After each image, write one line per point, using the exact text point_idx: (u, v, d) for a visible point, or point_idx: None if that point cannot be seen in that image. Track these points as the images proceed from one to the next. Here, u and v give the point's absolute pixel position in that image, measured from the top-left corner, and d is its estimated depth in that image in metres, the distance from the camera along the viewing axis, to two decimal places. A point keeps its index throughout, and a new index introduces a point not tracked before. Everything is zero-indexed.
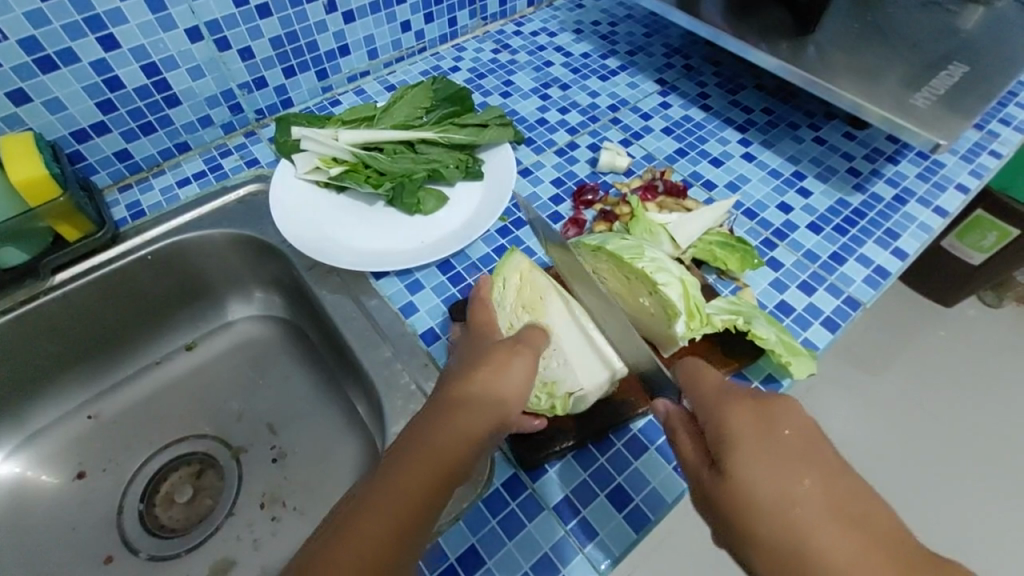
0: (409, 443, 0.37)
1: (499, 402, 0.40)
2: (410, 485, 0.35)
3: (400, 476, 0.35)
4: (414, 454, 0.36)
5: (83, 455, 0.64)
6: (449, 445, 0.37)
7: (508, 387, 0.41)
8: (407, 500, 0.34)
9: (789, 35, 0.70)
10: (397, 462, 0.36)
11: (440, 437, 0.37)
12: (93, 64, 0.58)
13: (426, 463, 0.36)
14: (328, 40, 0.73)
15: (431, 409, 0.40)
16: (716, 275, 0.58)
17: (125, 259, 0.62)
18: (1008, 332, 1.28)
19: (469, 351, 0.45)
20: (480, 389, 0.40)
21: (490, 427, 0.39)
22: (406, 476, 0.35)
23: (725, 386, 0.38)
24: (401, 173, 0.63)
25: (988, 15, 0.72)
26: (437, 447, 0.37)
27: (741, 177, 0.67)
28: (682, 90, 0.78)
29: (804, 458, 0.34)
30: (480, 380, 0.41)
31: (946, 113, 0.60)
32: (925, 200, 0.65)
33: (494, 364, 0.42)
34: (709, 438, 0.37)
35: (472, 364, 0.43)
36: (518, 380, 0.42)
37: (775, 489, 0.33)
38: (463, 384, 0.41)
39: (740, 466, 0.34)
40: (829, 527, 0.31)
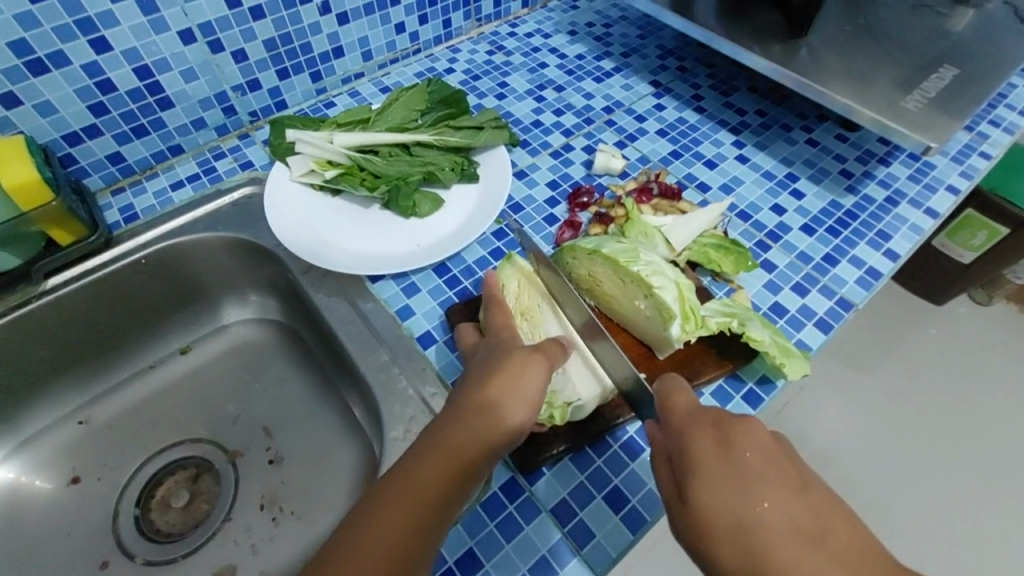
0: (425, 447, 0.39)
1: (517, 407, 0.40)
2: (425, 489, 0.37)
3: (416, 480, 0.37)
4: (431, 455, 0.38)
5: (77, 460, 0.64)
6: (463, 448, 0.38)
7: (527, 392, 0.41)
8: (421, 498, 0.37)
9: (782, 37, 0.70)
10: (413, 464, 0.38)
11: (456, 440, 0.39)
12: (85, 66, 0.58)
13: (439, 469, 0.38)
14: (322, 42, 0.73)
15: (450, 410, 0.41)
16: (711, 277, 0.58)
17: (118, 263, 0.62)
18: (997, 330, 1.29)
19: (488, 356, 0.45)
20: (497, 395, 0.40)
21: (506, 435, 0.39)
22: (421, 481, 0.37)
23: (692, 409, 0.38)
24: (397, 176, 0.63)
25: (978, 17, 0.72)
26: (452, 455, 0.38)
27: (735, 178, 0.68)
28: (676, 91, 0.79)
29: (767, 479, 0.34)
30: (497, 386, 0.41)
31: (937, 115, 0.61)
32: (916, 202, 0.66)
33: (511, 369, 0.42)
34: (676, 462, 0.37)
35: (490, 369, 0.43)
36: (536, 385, 0.42)
37: (737, 514, 0.33)
38: (483, 387, 0.41)
39: (703, 491, 0.34)
40: (789, 548, 0.31)
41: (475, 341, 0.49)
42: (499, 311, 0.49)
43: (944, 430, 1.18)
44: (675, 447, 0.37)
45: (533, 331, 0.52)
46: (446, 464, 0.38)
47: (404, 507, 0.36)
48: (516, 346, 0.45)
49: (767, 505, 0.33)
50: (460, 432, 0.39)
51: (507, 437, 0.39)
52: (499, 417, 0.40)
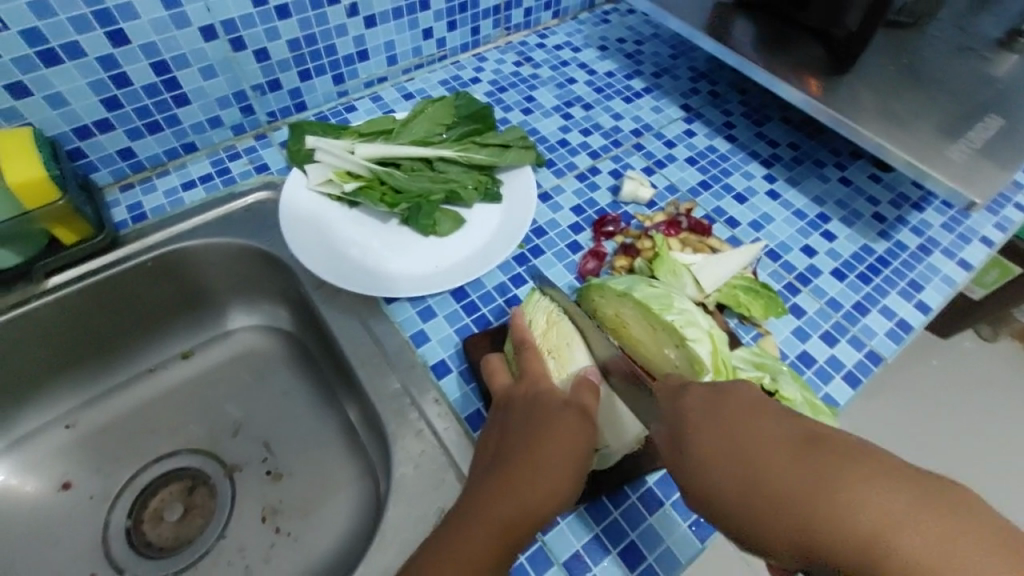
0: (474, 510, 0.37)
1: (569, 470, 0.39)
2: (482, 553, 0.36)
3: (467, 546, 0.36)
4: (481, 525, 0.37)
5: (69, 464, 0.62)
6: (512, 514, 0.37)
7: (577, 453, 0.40)
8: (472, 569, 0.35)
9: (822, 71, 0.68)
10: (461, 532, 0.36)
11: (506, 510, 0.37)
12: (100, 59, 0.55)
13: (495, 531, 0.36)
14: (347, 44, 0.70)
15: (494, 473, 0.39)
16: (737, 320, 0.56)
17: (124, 265, 0.59)
18: (1004, 370, 1.28)
19: (530, 410, 0.43)
20: (548, 461, 0.39)
21: (556, 503, 0.38)
22: (477, 541, 0.36)
23: (723, 402, 0.36)
24: (418, 193, 0.61)
25: (1022, 63, 0.70)
26: (504, 523, 0.37)
27: (765, 216, 0.65)
28: (707, 117, 0.76)
29: (829, 451, 0.30)
30: (546, 449, 0.40)
31: (979, 167, 0.59)
32: (949, 252, 0.64)
33: (564, 430, 0.41)
34: (727, 465, 0.33)
35: (539, 426, 0.42)
36: (584, 449, 0.41)
37: (819, 498, 0.28)
38: (528, 450, 0.40)
39: (769, 484, 0.31)
40: (776, 459, 0.31)
41: (508, 385, 0.47)
42: (535, 355, 0.47)
43: (947, 468, 1.16)
44: (721, 445, 0.34)
45: (560, 369, 0.48)
46: (501, 526, 0.37)
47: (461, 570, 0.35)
48: (561, 404, 0.43)
49: (848, 479, 0.28)
50: (513, 493, 0.38)
51: (561, 502, 0.38)
52: (551, 486, 0.38)
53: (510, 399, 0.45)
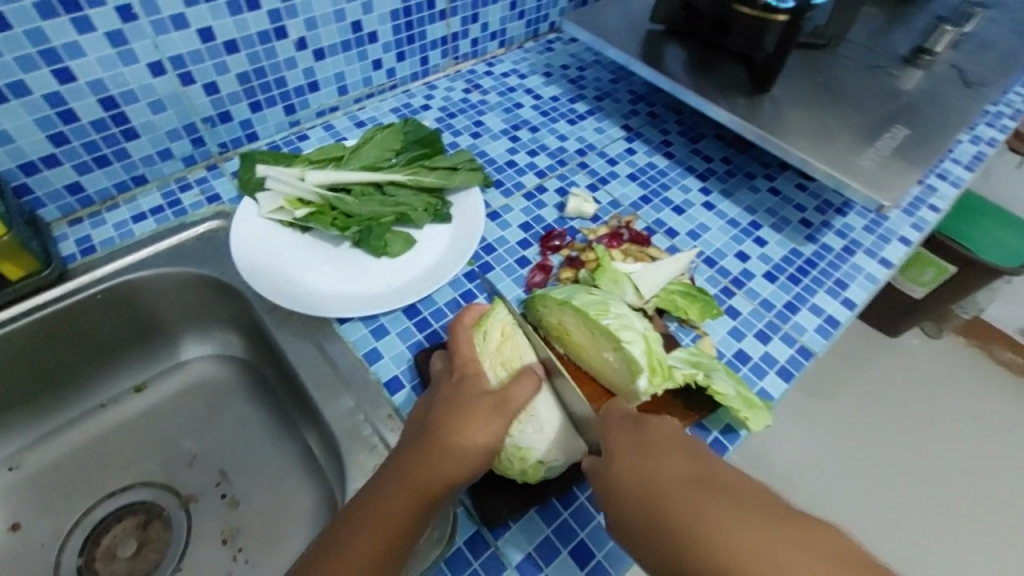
0: (391, 478, 0.41)
1: (478, 449, 0.41)
2: (389, 529, 0.39)
3: (381, 511, 0.40)
4: (395, 492, 0.40)
5: (14, 507, 0.60)
6: (421, 486, 0.40)
7: (485, 437, 0.42)
8: (386, 531, 0.39)
9: (746, 91, 0.74)
10: (378, 498, 0.40)
11: (418, 479, 0.40)
12: (46, 96, 0.56)
13: (401, 505, 0.40)
14: (297, 76, 0.72)
15: (413, 445, 0.42)
16: (677, 324, 0.59)
17: (72, 299, 0.59)
18: (948, 364, 1.35)
19: (451, 394, 0.45)
20: (457, 440, 0.41)
21: (462, 474, 0.41)
22: (386, 519, 0.40)
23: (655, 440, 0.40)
24: (369, 217, 0.63)
25: (926, 78, 0.77)
26: (414, 492, 0.40)
27: (701, 225, 0.70)
28: (646, 136, 0.81)
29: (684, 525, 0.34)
30: (458, 429, 0.42)
31: (887, 174, 0.64)
32: (870, 252, 0.69)
33: (477, 411, 0.43)
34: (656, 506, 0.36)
35: (454, 410, 0.43)
36: (495, 431, 0.42)
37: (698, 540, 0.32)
38: (440, 428, 0.42)
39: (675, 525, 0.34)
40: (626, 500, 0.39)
41: (442, 369, 0.49)
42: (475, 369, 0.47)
43: (907, 459, 1.19)
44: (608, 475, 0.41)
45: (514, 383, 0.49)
46: (411, 501, 0.40)
47: (367, 539, 0.39)
48: (484, 390, 0.45)
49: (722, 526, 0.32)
50: (419, 476, 0.40)
51: (468, 473, 0.41)
52: (458, 459, 0.41)
53: (439, 381, 0.47)
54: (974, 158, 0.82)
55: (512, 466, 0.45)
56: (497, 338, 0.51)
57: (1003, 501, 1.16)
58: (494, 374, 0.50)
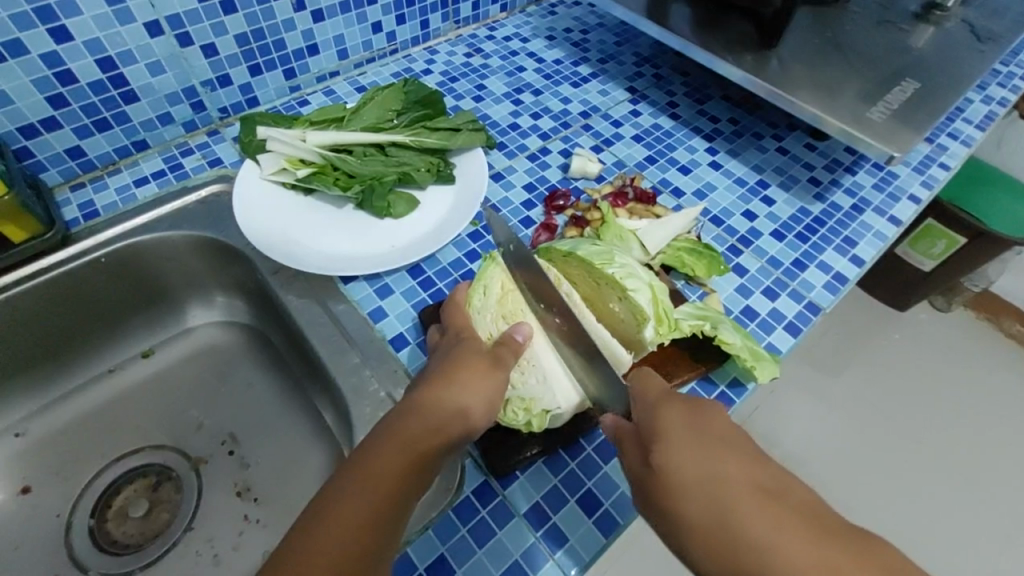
0: (383, 436, 0.38)
1: (476, 402, 0.41)
2: (380, 486, 0.35)
3: (372, 470, 0.36)
4: (389, 447, 0.37)
5: (27, 469, 0.61)
6: (416, 439, 0.37)
7: (484, 390, 0.42)
8: (378, 489, 0.35)
9: (754, 47, 0.72)
10: (368, 455, 0.36)
11: (414, 431, 0.38)
12: (42, 56, 0.55)
13: (396, 460, 0.36)
14: (296, 38, 0.71)
15: (408, 401, 0.40)
16: (684, 281, 0.59)
17: (75, 262, 0.59)
18: (955, 336, 1.34)
19: (445, 355, 0.44)
20: (454, 392, 0.40)
21: (459, 427, 0.39)
22: (379, 474, 0.35)
23: (700, 416, 0.37)
24: (371, 176, 0.62)
25: (938, 34, 0.75)
26: (408, 444, 0.37)
27: (707, 185, 0.69)
28: (651, 98, 0.80)
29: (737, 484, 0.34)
30: (456, 381, 0.41)
31: (897, 127, 0.63)
32: (880, 210, 0.68)
33: (472, 366, 0.42)
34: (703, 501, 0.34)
35: (451, 365, 0.43)
36: (493, 388, 0.42)
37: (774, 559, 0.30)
38: (438, 384, 0.41)
39: (742, 530, 0.32)
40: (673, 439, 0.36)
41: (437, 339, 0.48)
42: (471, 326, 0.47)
43: (911, 430, 1.19)
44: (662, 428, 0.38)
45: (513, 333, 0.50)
46: (406, 455, 0.37)
47: (359, 502, 0.34)
48: (479, 349, 0.45)
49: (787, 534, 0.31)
50: (415, 428, 0.38)
51: (464, 429, 0.40)
52: (455, 410, 0.40)
53: (437, 346, 0.47)
54: (985, 117, 0.80)
55: (518, 417, 0.45)
56: (492, 292, 0.50)
57: (1010, 471, 1.16)
58: (493, 327, 0.50)
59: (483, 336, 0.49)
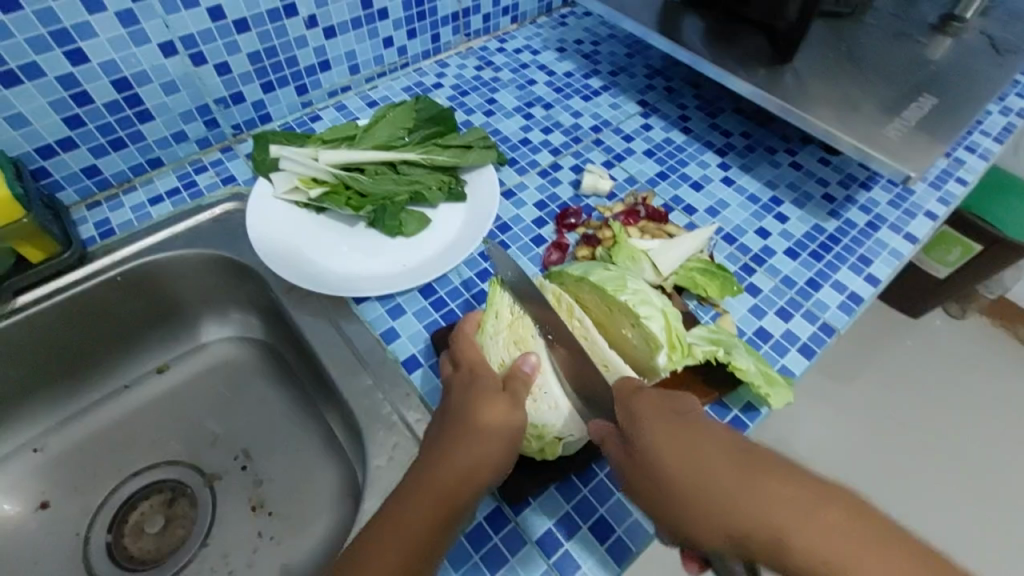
0: (414, 486, 0.40)
1: (500, 443, 0.41)
2: (413, 538, 0.38)
3: (405, 521, 0.38)
4: (419, 498, 0.39)
5: (45, 484, 0.62)
6: (444, 489, 0.39)
7: (505, 430, 0.41)
8: (411, 539, 0.38)
9: (767, 61, 0.71)
10: (401, 506, 0.39)
11: (443, 481, 0.39)
12: (60, 79, 0.56)
13: (423, 514, 0.38)
14: (308, 55, 0.72)
15: (437, 444, 0.42)
16: (696, 302, 0.59)
17: (92, 281, 0.60)
18: (972, 345, 1.31)
19: (463, 391, 0.44)
20: (479, 434, 0.41)
21: (487, 474, 0.40)
22: (411, 526, 0.38)
23: (678, 410, 0.39)
24: (383, 196, 0.62)
25: (956, 46, 0.74)
26: (438, 496, 0.39)
27: (720, 201, 0.68)
28: (663, 112, 0.79)
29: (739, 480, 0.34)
30: (479, 421, 0.41)
31: (913, 145, 0.62)
32: (895, 227, 0.67)
33: (493, 404, 0.42)
34: (699, 497, 0.35)
35: (471, 402, 0.43)
36: (514, 426, 0.42)
37: (804, 550, 0.31)
38: (463, 424, 0.42)
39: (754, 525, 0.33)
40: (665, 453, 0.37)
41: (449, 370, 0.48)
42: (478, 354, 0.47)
43: (926, 441, 1.18)
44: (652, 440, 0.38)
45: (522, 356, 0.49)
46: (436, 507, 0.39)
47: (394, 553, 0.37)
48: (497, 384, 0.44)
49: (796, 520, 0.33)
50: (443, 477, 0.39)
51: (492, 473, 0.40)
52: (482, 454, 0.40)
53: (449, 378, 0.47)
54: (1003, 130, 0.79)
55: (530, 444, 0.45)
56: (501, 320, 0.50)
57: None
58: (506, 354, 0.49)
59: (495, 363, 0.49)
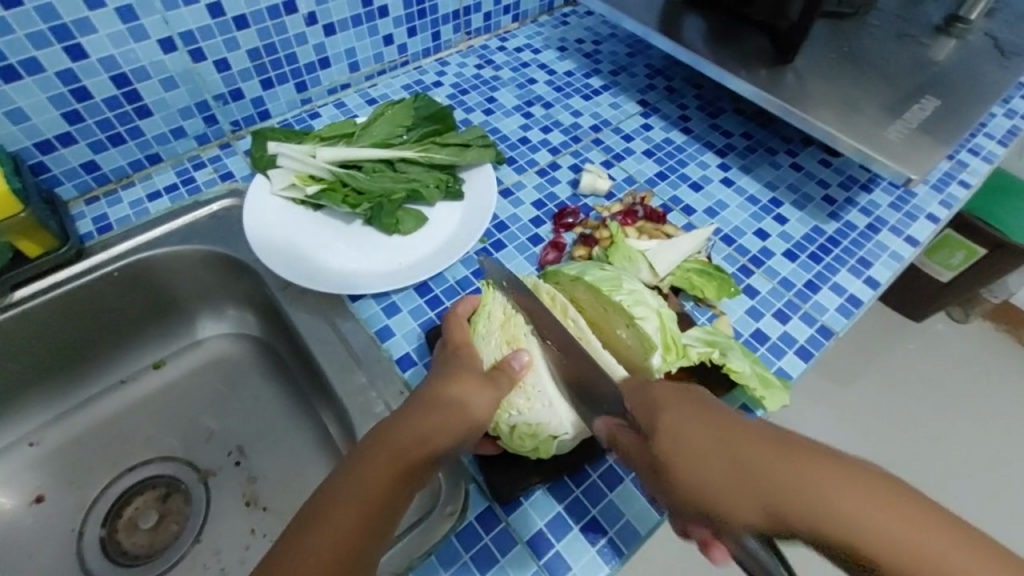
0: (369, 446, 0.38)
1: (467, 413, 0.41)
2: (367, 495, 0.35)
3: (359, 477, 0.36)
4: (376, 457, 0.37)
5: (40, 479, 0.62)
6: (404, 448, 0.37)
7: (475, 403, 0.42)
8: (365, 495, 0.35)
9: (769, 62, 0.71)
10: (356, 463, 0.36)
11: (402, 440, 0.38)
12: (59, 74, 0.56)
13: (380, 472, 0.36)
14: (307, 52, 0.71)
15: (399, 413, 0.41)
16: (693, 303, 0.58)
17: (89, 276, 0.60)
18: (976, 350, 1.30)
19: (441, 372, 0.45)
20: (447, 402, 0.41)
21: (452, 438, 0.39)
22: (365, 483, 0.35)
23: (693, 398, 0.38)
24: (380, 193, 0.62)
25: (960, 47, 0.74)
26: (395, 453, 0.37)
27: (719, 202, 0.68)
28: (663, 111, 0.79)
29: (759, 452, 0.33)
30: (449, 393, 0.42)
31: (915, 147, 0.62)
32: (896, 229, 0.66)
33: (464, 381, 0.43)
34: (740, 490, 0.33)
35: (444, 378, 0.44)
36: (484, 401, 0.43)
37: (838, 515, 0.29)
38: (433, 395, 0.42)
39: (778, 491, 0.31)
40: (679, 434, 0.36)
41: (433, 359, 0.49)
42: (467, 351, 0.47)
43: (927, 446, 1.17)
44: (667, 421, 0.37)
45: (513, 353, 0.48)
46: (393, 465, 0.36)
47: (347, 510, 0.34)
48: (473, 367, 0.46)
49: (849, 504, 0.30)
50: (403, 438, 0.38)
51: (455, 439, 0.40)
52: (447, 416, 0.40)
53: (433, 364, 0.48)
54: (1007, 132, 0.78)
55: (524, 444, 0.45)
56: (493, 320, 0.49)
57: None
58: (498, 352, 0.48)
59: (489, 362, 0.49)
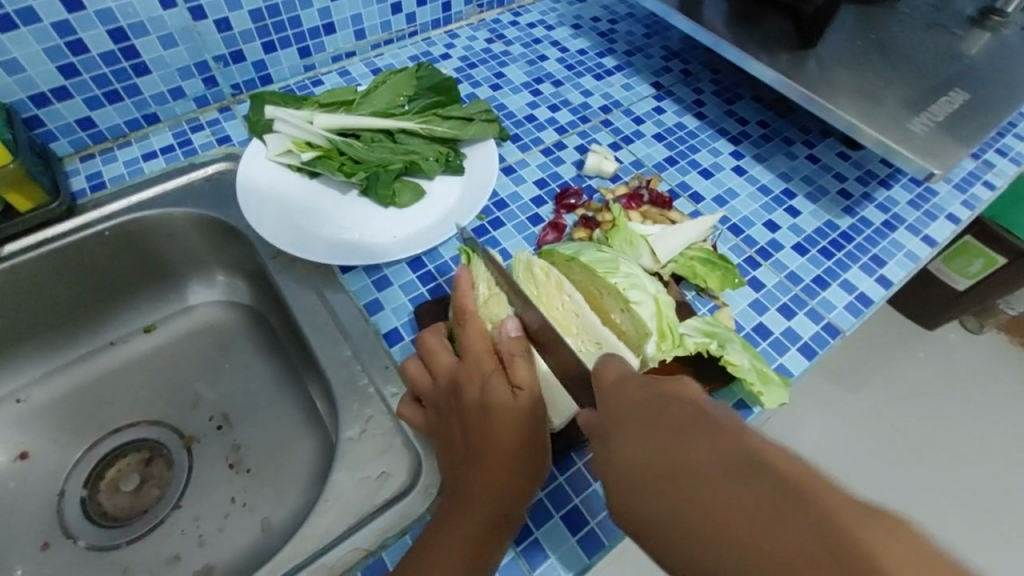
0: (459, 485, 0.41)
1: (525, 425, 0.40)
2: (469, 528, 0.39)
3: (460, 518, 0.39)
4: (469, 498, 0.40)
5: (25, 435, 0.61)
6: (490, 483, 0.39)
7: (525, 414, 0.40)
8: (466, 529, 0.39)
9: (791, 46, 0.68)
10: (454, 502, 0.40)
11: (483, 478, 0.39)
12: (55, 25, 0.55)
13: (480, 508, 0.39)
14: (312, 17, 0.69)
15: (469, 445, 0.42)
16: (695, 292, 0.56)
17: (80, 233, 0.59)
18: (988, 363, 1.26)
19: (467, 380, 0.43)
20: (498, 423, 0.40)
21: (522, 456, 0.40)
22: (466, 521, 0.39)
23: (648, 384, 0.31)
24: (377, 163, 0.60)
25: (993, 41, 0.70)
26: (482, 490, 0.39)
27: (730, 190, 0.65)
28: (677, 95, 0.76)
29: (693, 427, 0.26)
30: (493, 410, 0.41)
31: (941, 141, 0.59)
32: (914, 228, 0.63)
33: (503, 392, 0.41)
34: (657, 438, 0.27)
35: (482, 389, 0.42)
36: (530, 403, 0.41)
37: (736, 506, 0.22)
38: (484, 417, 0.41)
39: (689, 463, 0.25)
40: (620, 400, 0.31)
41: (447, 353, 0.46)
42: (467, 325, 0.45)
43: (929, 456, 1.15)
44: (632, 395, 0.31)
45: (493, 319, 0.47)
46: (483, 497, 0.39)
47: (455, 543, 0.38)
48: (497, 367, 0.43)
49: (912, 555, 0.19)
50: (483, 472, 0.40)
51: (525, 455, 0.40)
52: (509, 439, 0.40)
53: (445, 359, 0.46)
54: None
55: None
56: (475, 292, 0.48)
57: None
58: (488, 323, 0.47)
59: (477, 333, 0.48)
